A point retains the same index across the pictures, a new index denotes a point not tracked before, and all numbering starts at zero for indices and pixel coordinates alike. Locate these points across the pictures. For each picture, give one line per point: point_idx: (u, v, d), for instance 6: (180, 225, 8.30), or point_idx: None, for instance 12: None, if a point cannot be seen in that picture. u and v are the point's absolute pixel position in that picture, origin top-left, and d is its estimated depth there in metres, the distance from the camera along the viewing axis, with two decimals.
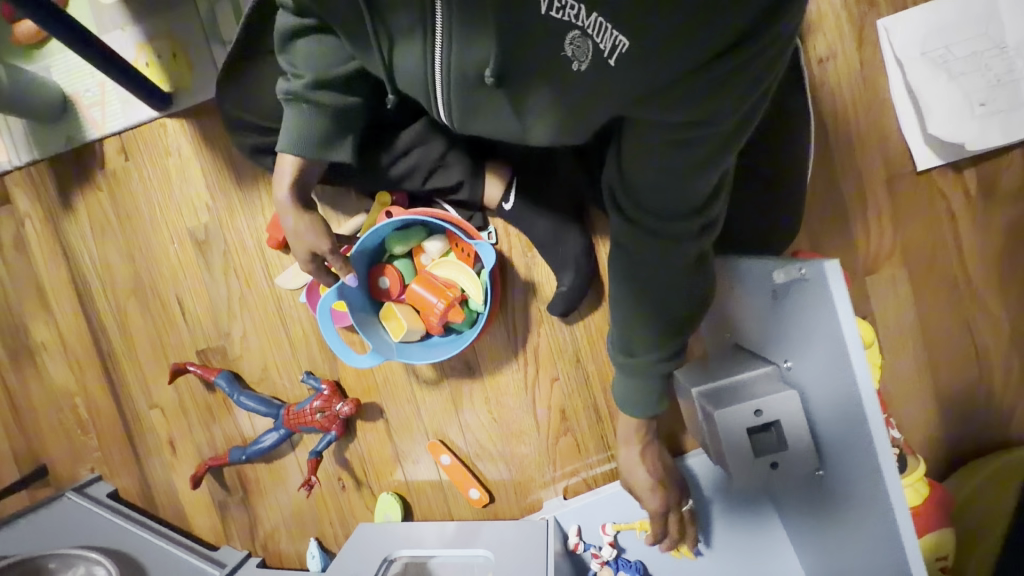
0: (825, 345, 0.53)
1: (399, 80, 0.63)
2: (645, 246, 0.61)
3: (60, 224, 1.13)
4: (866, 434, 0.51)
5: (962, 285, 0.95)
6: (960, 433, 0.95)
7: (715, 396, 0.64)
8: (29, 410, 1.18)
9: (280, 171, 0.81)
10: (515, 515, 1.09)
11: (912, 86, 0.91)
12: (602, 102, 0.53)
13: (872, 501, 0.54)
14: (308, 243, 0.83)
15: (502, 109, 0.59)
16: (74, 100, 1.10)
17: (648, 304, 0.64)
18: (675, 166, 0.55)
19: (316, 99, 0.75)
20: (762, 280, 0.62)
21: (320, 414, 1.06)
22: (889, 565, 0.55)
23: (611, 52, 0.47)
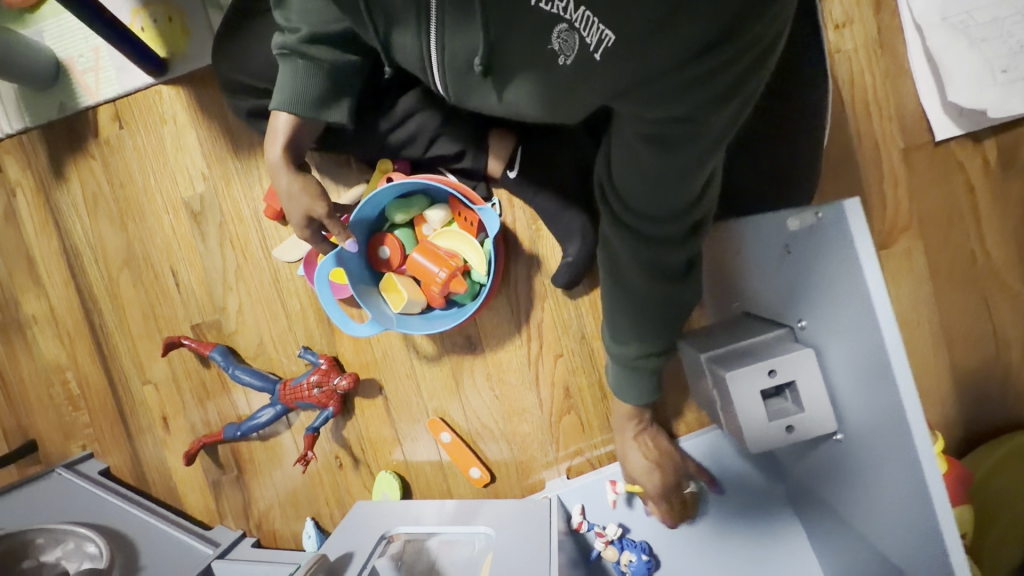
0: (843, 293, 0.51)
1: (397, 53, 0.58)
2: (636, 252, 0.55)
3: (52, 195, 1.10)
4: (889, 381, 0.48)
5: (980, 260, 0.92)
6: (975, 412, 0.93)
7: (725, 360, 0.62)
8: (19, 385, 1.16)
9: (274, 131, 0.79)
10: (516, 495, 1.06)
11: (931, 52, 0.89)
12: (583, 97, 0.48)
13: (897, 454, 0.50)
14: (304, 206, 0.81)
15: (491, 102, 0.54)
16: (66, 65, 1.07)
17: (645, 309, 0.60)
18: (662, 172, 0.48)
19: (311, 56, 0.72)
20: (772, 235, 0.59)
21: (318, 389, 1.03)
22: (919, 526, 0.51)
23: (598, 47, 0.42)
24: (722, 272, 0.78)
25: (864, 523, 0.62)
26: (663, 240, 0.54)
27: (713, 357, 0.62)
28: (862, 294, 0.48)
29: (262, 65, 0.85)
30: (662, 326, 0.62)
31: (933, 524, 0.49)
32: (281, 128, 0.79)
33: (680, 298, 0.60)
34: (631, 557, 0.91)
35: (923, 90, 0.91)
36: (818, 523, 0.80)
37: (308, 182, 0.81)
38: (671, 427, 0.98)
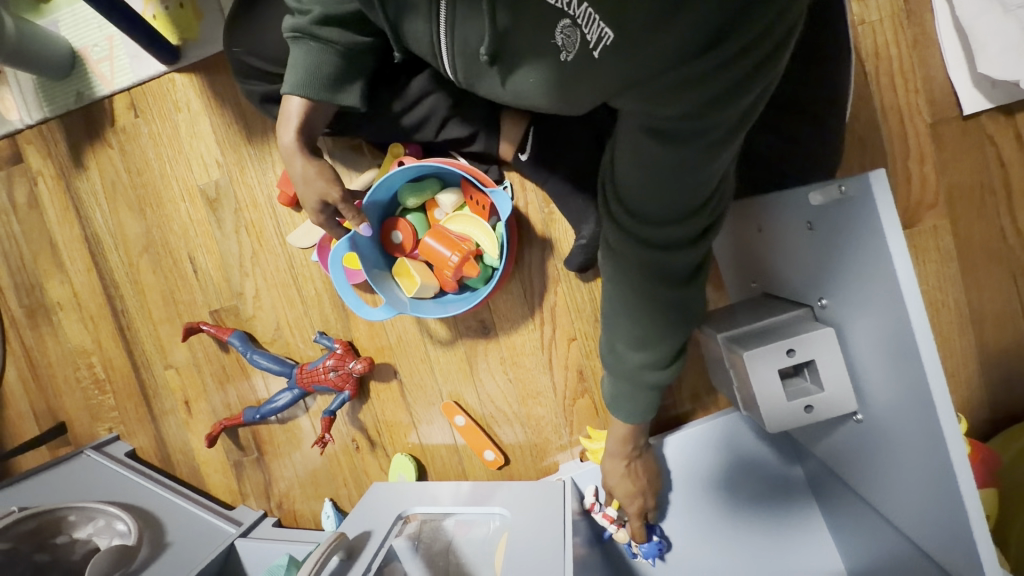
0: (870, 272, 0.49)
1: (407, 38, 0.58)
2: (637, 254, 0.53)
3: (73, 182, 1.13)
4: (915, 359, 0.47)
5: (1008, 237, 0.90)
6: (1001, 392, 0.91)
7: (745, 339, 0.61)
8: (46, 367, 1.20)
9: (287, 115, 0.79)
10: (531, 477, 1.08)
11: (961, 22, 0.85)
12: (582, 93, 0.46)
13: (920, 432, 0.50)
14: (318, 188, 0.81)
15: (501, 99, 0.52)
16: (82, 55, 1.08)
17: (641, 314, 0.56)
18: (665, 173, 0.47)
19: (323, 37, 0.71)
20: (795, 212, 0.58)
21: (333, 373, 1.04)
22: (940, 502, 0.51)
23: (597, 45, 0.41)
24: (745, 250, 0.77)
25: (886, 505, 0.61)
26: (664, 242, 0.52)
27: (731, 336, 0.62)
28: (888, 270, 0.47)
29: (273, 48, 0.85)
30: (656, 337, 0.57)
31: (956, 499, 0.49)
32: (293, 112, 0.78)
33: (684, 302, 0.56)
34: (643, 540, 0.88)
35: (952, 63, 0.87)
36: (838, 507, 0.79)
37: (324, 164, 0.81)
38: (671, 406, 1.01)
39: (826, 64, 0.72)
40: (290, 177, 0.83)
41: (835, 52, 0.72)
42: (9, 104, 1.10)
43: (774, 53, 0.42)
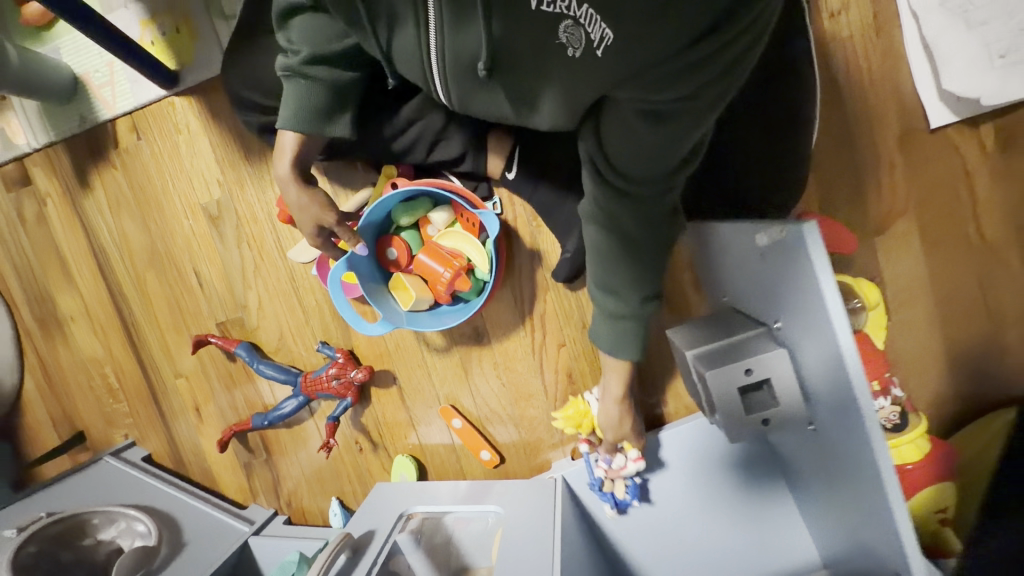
0: (810, 307, 0.54)
1: (399, 61, 0.65)
2: (621, 210, 0.62)
3: (79, 202, 1.17)
4: (849, 389, 0.52)
5: (974, 242, 0.94)
6: (966, 389, 0.96)
7: (705, 358, 0.65)
8: (60, 376, 1.25)
9: (282, 147, 0.83)
10: (525, 474, 1.14)
11: (927, 39, 0.88)
12: (583, 86, 0.55)
13: (858, 453, 0.55)
14: (313, 215, 0.86)
15: (498, 103, 0.62)
16: (84, 80, 1.11)
17: (633, 262, 0.65)
18: (654, 145, 0.56)
19: (312, 74, 0.75)
20: (750, 240, 0.62)
21: (336, 381, 1.10)
22: (877, 513, 0.57)
23: (600, 43, 0.49)
24: (713, 263, 0.81)
25: (841, 505, 0.68)
26: (653, 200, 0.61)
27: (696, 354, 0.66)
28: (821, 308, 0.52)
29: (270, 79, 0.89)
30: (646, 280, 0.66)
31: (888, 515, 0.54)
32: (287, 143, 0.82)
33: (659, 248, 0.66)
34: (629, 482, 0.96)
35: (919, 78, 0.91)
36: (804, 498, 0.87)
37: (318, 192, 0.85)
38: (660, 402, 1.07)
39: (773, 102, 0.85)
40: (286, 203, 0.87)
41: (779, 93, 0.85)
42: (15, 126, 1.14)
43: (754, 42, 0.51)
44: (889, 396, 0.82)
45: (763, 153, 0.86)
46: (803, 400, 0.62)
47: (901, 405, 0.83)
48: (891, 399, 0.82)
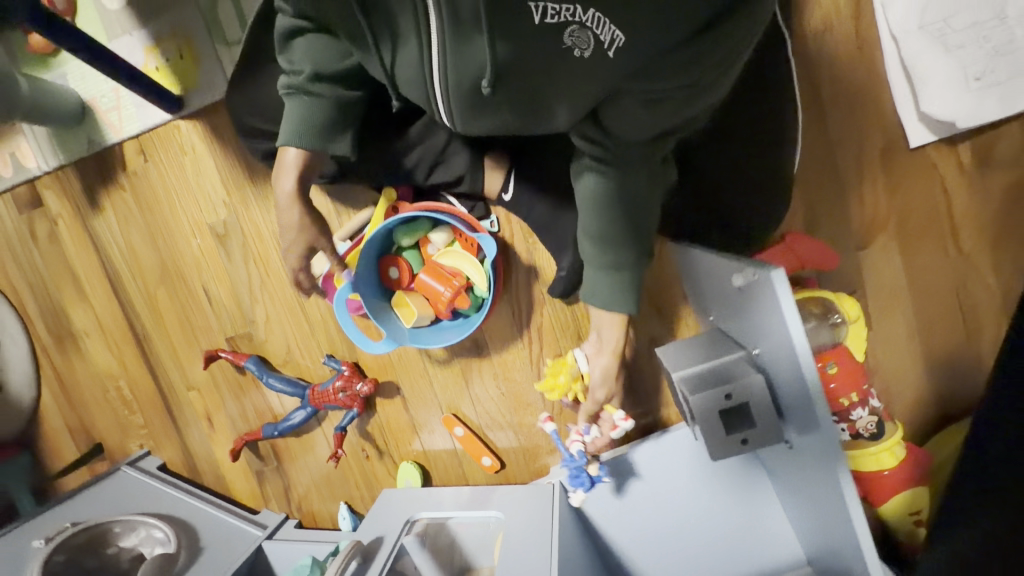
0: (779, 341, 0.58)
1: (400, 78, 0.67)
2: (616, 177, 0.69)
3: (90, 222, 1.21)
4: (816, 416, 0.57)
5: (950, 254, 0.98)
6: (942, 394, 1.01)
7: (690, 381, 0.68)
8: (76, 389, 1.30)
9: (286, 165, 0.86)
10: (525, 478, 1.19)
11: (907, 61, 0.91)
12: (588, 84, 0.59)
13: (827, 469, 0.61)
14: (304, 238, 0.89)
15: (501, 116, 0.65)
16: (91, 105, 1.14)
17: (628, 226, 0.71)
18: (651, 118, 0.63)
19: (316, 92, 0.78)
20: (728, 272, 0.66)
21: (342, 393, 1.15)
22: (844, 520, 0.63)
23: (610, 45, 0.55)
24: (696, 281, 0.85)
25: (814, 510, 0.74)
26: (643, 164, 0.68)
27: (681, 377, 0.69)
28: (790, 344, 0.57)
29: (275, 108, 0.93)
30: (639, 243, 0.73)
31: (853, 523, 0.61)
32: (289, 160, 0.85)
33: (648, 211, 0.72)
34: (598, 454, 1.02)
35: (900, 98, 0.94)
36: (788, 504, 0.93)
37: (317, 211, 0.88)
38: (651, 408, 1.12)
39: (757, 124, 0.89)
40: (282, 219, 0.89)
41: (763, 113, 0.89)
42: (26, 151, 1.17)
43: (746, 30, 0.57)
44: (868, 407, 0.86)
45: (747, 176, 0.91)
46: (779, 420, 0.66)
47: (879, 416, 0.87)
48: (869, 409, 0.86)
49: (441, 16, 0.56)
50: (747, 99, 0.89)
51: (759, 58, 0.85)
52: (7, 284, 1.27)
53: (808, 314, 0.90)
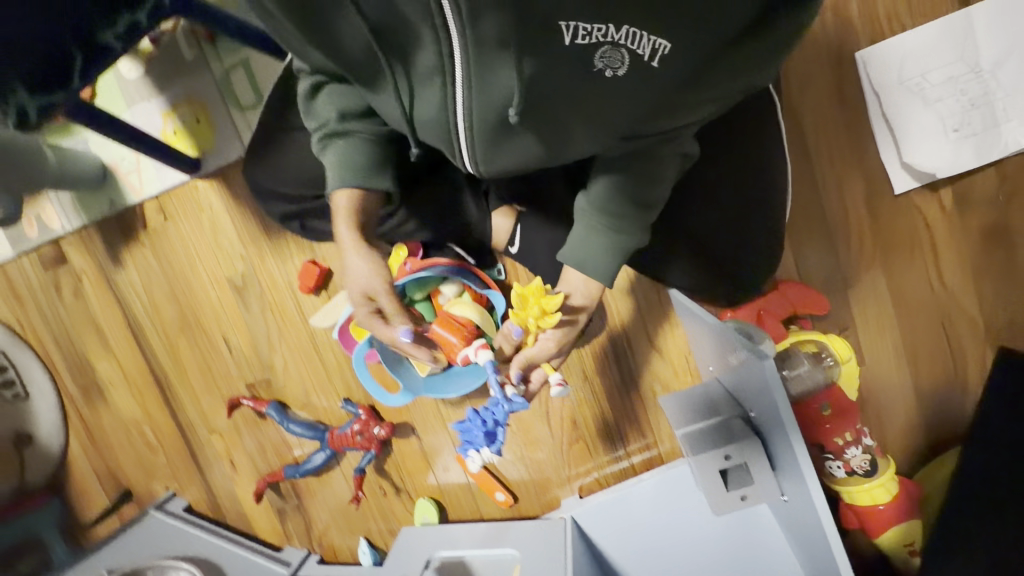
0: (772, 411, 0.68)
1: (416, 112, 0.73)
2: (628, 173, 0.76)
3: (112, 277, 1.25)
4: (805, 477, 0.68)
5: (938, 291, 1.02)
6: (939, 427, 1.04)
7: (693, 441, 0.77)
8: (103, 437, 1.33)
9: (337, 212, 0.83)
10: (537, 511, 1.23)
11: (888, 115, 0.97)
12: (618, 97, 0.67)
13: (813, 521, 0.71)
14: (362, 281, 0.83)
15: (526, 138, 0.71)
16: (112, 168, 1.20)
17: (630, 206, 0.76)
18: (675, 117, 0.70)
19: (348, 131, 0.82)
20: (727, 344, 0.75)
21: (360, 436, 1.20)
22: (828, 564, 0.73)
23: (651, 55, 0.62)
24: (699, 338, 0.94)
25: (804, 549, 0.83)
26: (659, 155, 0.75)
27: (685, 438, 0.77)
28: (783, 417, 0.66)
29: (293, 176, 0.98)
30: (631, 214, 0.76)
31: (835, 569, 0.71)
32: (342, 203, 0.82)
33: (654, 201, 0.78)
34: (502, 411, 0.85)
35: (883, 147, 0.98)
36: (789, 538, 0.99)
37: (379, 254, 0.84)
38: (657, 441, 1.17)
39: (753, 179, 0.92)
40: (347, 271, 0.85)
41: (760, 166, 0.92)
42: (50, 213, 1.23)
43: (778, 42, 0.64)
44: (861, 445, 0.91)
45: (746, 226, 0.93)
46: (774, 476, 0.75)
47: (872, 453, 0.92)
48: (862, 447, 0.92)
49: (466, 47, 0.62)
50: (742, 151, 0.92)
51: (746, 120, 0.92)
52: (33, 339, 1.30)
53: (802, 357, 0.95)
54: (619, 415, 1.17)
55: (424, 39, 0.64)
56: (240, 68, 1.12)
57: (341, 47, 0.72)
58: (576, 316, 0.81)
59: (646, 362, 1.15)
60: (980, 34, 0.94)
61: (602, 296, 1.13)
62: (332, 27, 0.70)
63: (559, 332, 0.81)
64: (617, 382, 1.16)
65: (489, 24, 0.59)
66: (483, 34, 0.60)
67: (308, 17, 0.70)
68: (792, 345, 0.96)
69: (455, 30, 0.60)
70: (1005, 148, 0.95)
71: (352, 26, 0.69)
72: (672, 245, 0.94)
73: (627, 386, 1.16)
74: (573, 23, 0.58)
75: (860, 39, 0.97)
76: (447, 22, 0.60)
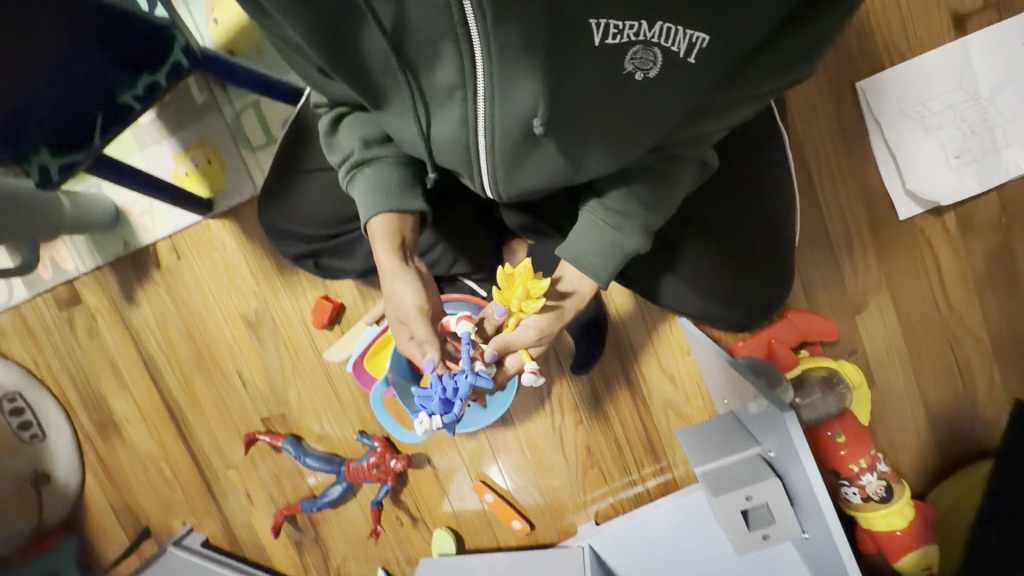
0: (792, 454, 0.72)
1: (435, 127, 0.73)
2: (648, 174, 0.78)
3: (127, 316, 1.26)
4: (826, 518, 0.71)
5: (945, 313, 1.03)
6: (950, 447, 1.05)
7: (715, 480, 0.80)
8: (120, 473, 1.33)
9: (375, 237, 0.83)
10: (554, 538, 1.24)
11: (890, 142, 0.99)
12: (647, 99, 0.68)
13: (834, 559, 0.74)
14: (396, 305, 0.84)
15: (546, 150, 0.73)
16: (125, 210, 1.22)
17: (642, 210, 0.78)
18: (703, 110, 0.72)
19: (378, 156, 0.82)
20: (746, 387, 0.80)
21: (377, 468, 1.20)
22: None
23: (686, 50, 0.63)
24: (713, 375, 0.98)
25: None
26: (684, 151, 0.78)
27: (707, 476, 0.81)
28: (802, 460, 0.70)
29: (306, 218, 0.99)
30: (638, 214, 0.78)
31: None
32: (381, 228, 0.82)
33: (672, 201, 0.80)
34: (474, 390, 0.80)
35: (886, 173, 1.00)
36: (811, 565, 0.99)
37: (421, 277, 0.84)
38: (671, 465, 1.18)
39: (761, 209, 0.94)
40: (387, 296, 0.85)
41: (768, 196, 0.94)
42: (65, 254, 1.24)
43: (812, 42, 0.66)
44: (875, 472, 0.92)
45: (756, 255, 0.94)
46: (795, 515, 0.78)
47: (886, 479, 0.93)
48: (877, 473, 0.92)
49: (490, 58, 0.62)
50: (750, 183, 0.93)
51: (751, 153, 0.94)
52: (48, 378, 1.30)
53: (814, 383, 0.97)
54: (633, 441, 1.18)
55: (446, 54, 0.64)
56: (251, 110, 1.15)
57: (361, 65, 0.70)
58: (561, 303, 0.82)
59: (657, 389, 1.16)
60: (977, 63, 0.96)
61: (602, 291, 1.14)
62: (353, 46, 0.69)
63: (542, 319, 0.81)
64: (629, 409, 1.17)
65: (511, 32, 0.59)
66: (505, 43, 0.60)
67: (325, 39, 0.68)
68: (804, 371, 0.98)
69: (479, 40, 0.60)
70: (1006, 173, 0.97)
71: (370, 41, 0.67)
72: (688, 277, 0.95)
73: (639, 413, 1.17)
74: (604, 21, 0.59)
75: (859, 69, 0.99)
76: (471, 33, 0.60)
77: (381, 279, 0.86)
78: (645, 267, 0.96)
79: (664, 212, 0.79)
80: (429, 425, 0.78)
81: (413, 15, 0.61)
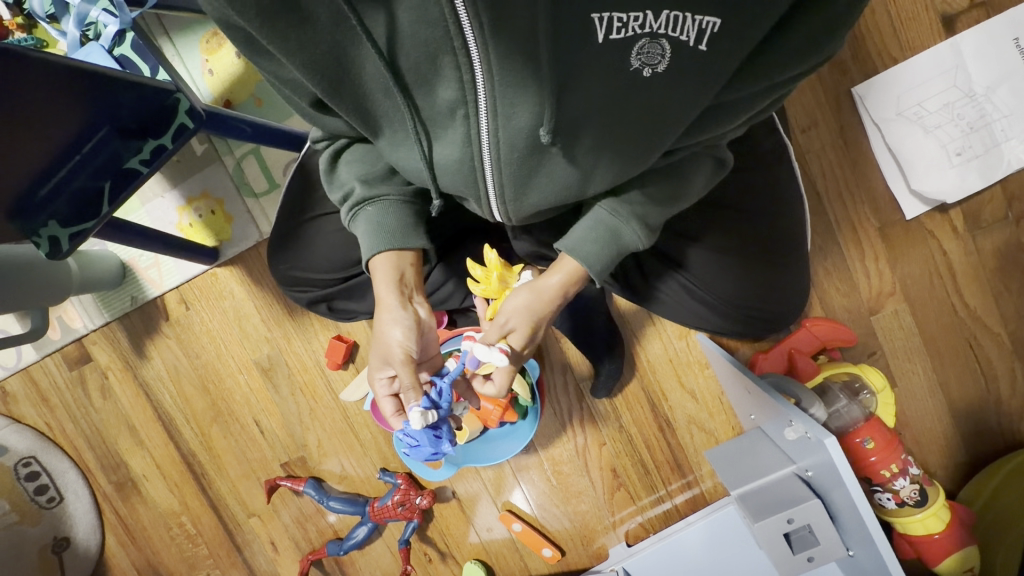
0: (832, 476, 0.73)
1: (437, 147, 0.72)
2: (658, 173, 0.77)
3: (138, 371, 1.25)
4: (874, 540, 0.71)
5: (959, 310, 1.03)
6: (977, 443, 1.04)
7: (755, 505, 0.82)
8: (141, 530, 1.31)
9: (376, 276, 0.82)
10: (586, 563, 1.22)
11: (891, 145, 1.00)
12: (656, 100, 0.65)
13: None
14: (381, 346, 0.82)
15: (554, 166, 0.71)
16: (131, 264, 1.21)
17: (644, 201, 0.76)
18: (716, 109, 0.70)
19: (380, 194, 0.80)
20: (778, 411, 0.80)
21: (401, 507, 1.19)
22: None
23: (694, 41, 0.60)
24: (734, 392, 0.97)
25: None
26: (697, 149, 0.76)
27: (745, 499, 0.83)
28: (843, 483, 0.71)
29: (316, 262, 0.99)
30: (640, 202, 0.76)
31: None
32: (380, 266, 0.81)
33: (679, 199, 0.78)
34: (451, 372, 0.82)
35: (889, 173, 1.01)
36: None
37: (416, 323, 0.82)
38: (698, 480, 1.17)
39: (776, 217, 0.93)
40: (378, 335, 0.83)
41: (781, 206, 0.93)
42: (72, 314, 1.23)
43: (832, 28, 0.62)
44: (907, 479, 0.92)
45: (769, 265, 0.94)
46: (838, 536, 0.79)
47: (919, 482, 0.93)
48: (910, 478, 0.92)
49: (490, 70, 0.61)
50: (761, 194, 0.92)
51: (764, 162, 0.92)
52: (64, 441, 1.28)
53: (837, 390, 0.97)
54: (657, 459, 1.17)
55: (446, 72, 0.63)
56: (252, 157, 1.15)
57: (359, 93, 0.69)
58: (541, 279, 0.79)
59: (679, 405, 1.16)
60: (970, 60, 0.98)
61: (614, 308, 1.14)
62: (349, 76, 0.67)
63: (518, 303, 0.79)
64: (652, 426, 1.16)
65: (511, 35, 0.57)
66: (505, 49, 0.59)
67: (321, 69, 0.66)
68: (825, 379, 0.98)
69: (476, 52, 0.59)
70: (1008, 167, 0.98)
71: (367, 67, 0.67)
72: (706, 299, 0.95)
73: (662, 431, 1.16)
74: (607, 15, 0.57)
75: (854, 75, 1.00)
76: (467, 45, 0.59)
77: (377, 315, 0.84)
78: (659, 286, 0.96)
79: (671, 204, 0.78)
80: (423, 414, 0.75)
81: (409, 32, 0.60)
